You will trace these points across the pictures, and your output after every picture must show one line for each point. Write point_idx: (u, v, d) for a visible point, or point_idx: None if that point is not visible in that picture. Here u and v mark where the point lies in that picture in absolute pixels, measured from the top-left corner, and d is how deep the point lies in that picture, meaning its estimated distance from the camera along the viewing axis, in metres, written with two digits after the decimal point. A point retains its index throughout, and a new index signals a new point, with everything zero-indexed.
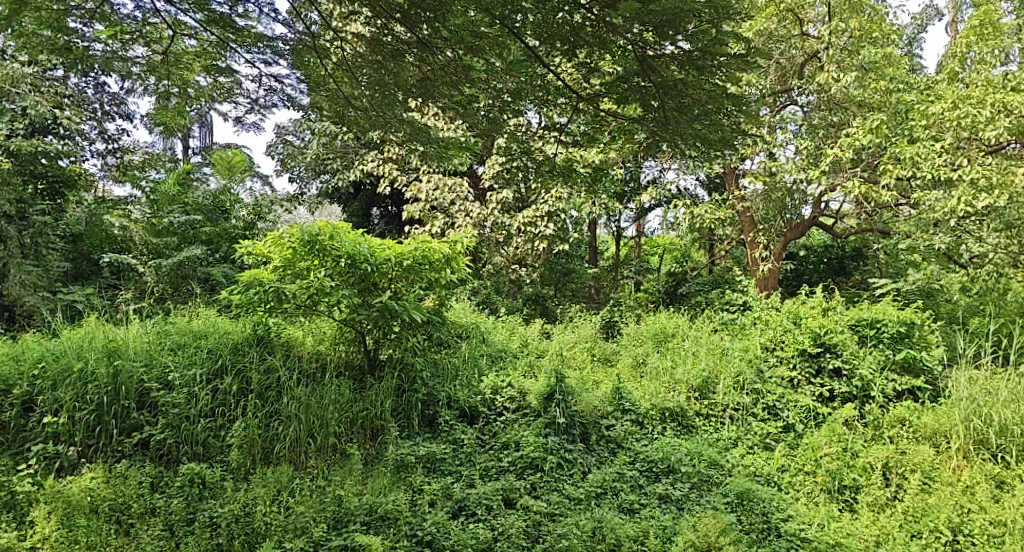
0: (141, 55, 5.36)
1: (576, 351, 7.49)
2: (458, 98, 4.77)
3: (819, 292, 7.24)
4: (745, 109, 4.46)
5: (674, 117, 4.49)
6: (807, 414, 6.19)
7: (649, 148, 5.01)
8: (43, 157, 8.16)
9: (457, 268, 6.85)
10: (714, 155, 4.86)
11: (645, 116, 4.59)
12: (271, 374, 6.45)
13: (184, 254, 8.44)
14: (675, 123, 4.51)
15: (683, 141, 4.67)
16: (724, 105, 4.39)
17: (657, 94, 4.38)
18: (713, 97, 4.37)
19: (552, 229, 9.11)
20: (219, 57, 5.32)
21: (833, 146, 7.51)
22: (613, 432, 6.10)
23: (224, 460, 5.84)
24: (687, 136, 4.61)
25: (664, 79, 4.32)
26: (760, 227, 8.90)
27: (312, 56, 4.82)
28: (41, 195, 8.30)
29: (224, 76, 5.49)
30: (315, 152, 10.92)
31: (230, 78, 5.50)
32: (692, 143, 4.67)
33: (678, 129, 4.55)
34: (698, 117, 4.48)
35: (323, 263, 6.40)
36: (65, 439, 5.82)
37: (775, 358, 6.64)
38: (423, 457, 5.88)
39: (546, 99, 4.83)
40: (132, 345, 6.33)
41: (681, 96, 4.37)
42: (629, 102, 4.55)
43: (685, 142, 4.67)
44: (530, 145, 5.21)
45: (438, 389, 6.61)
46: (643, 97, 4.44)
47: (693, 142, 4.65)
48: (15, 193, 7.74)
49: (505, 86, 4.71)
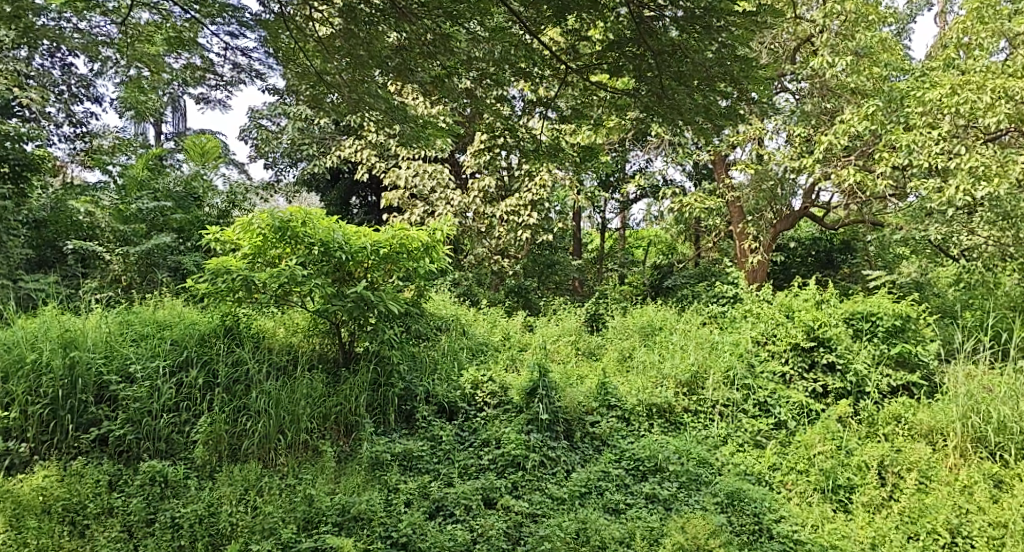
0: (107, 30, 5.07)
1: (560, 345, 7.22)
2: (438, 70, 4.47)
3: (812, 285, 7.00)
4: (747, 78, 4.20)
5: (672, 87, 4.22)
6: (800, 410, 5.94)
7: (641, 125, 4.75)
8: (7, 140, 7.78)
9: (437, 257, 6.53)
10: (714, 133, 4.60)
11: (640, 87, 4.32)
12: (239, 367, 6.12)
13: (153, 241, 8.06)
14: (672, 95, 4.24)
15: (679, 117, 4.41)
16: (726, 74, 4.13)
17: (654, 62, 4.12)
18: (715, 64, 4.11)
19: (536, 219, 8.83)
20: (185, 31, 4.99)
21: (827, 132, 7.27)
22: (598, 428, 5.84)
23: (188, 457, 5.51)
24: (685, 111, 4.34)
25: (662, 44, 4.06)
26: (749, 218, 8.66)
27: (283, 26, 4.50)
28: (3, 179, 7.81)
29: (195, 55, 5.18)
30: (290, 136, 10.50)
31: (202, 59, 5.20)
32: (690, 118, 4.40)
33: (675, 104, 4.28)
34: (698, 87, 4.21)
35: (295, 251, 6.07)
36: (16, 435, 5.45)
37: (767, 352, 6.41)
38: (399, 454, 5.59)
39: (532, 72, 4.55)
40: (91, 336, 5.96)
41: (681, 64, 4.11)
42: (623, 72, 4.28)
43: (683, 117, 4.40)
44: (514, 124, 4.91)
45: (416, 383, 6.31)
46: (639, 66, 4.17)
47: (691, 118, 4.38)
48: None
49: (490, 60, 4.43)
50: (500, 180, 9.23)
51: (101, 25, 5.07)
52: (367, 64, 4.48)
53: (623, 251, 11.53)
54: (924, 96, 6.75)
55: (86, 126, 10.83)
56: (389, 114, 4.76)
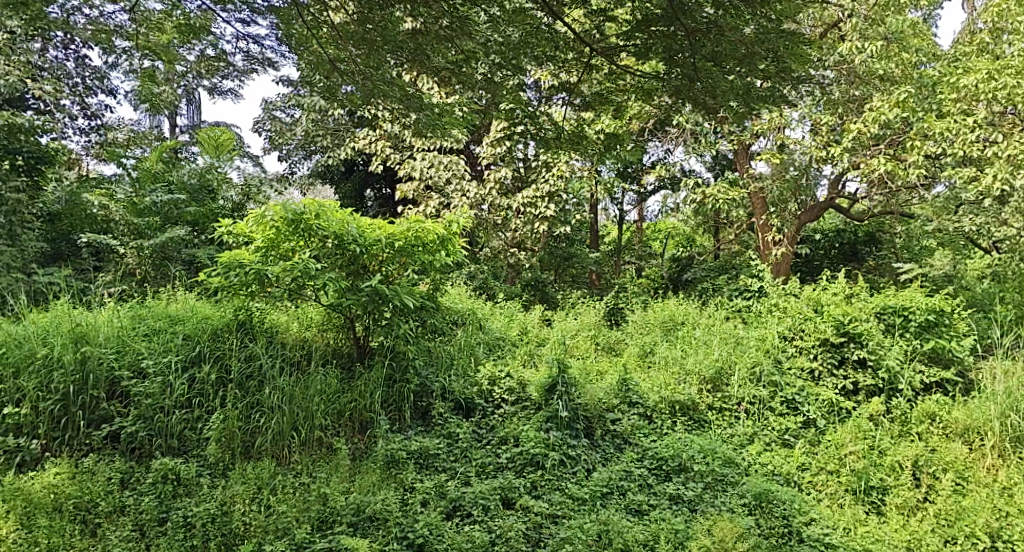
0: (123, 23, 5.02)
1: (579, 340, 7.05)
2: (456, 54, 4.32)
3: (840, 279, 6.79)
4: (786, 59, 3.99)
5: (705, 68, 4.02)
6: (829, 408, 5.74)
7: (670, 110, 4.55)
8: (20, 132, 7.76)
9: (453, 250, 6.37)
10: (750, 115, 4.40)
11: (671, 70, 4.12)
12: (252, 362, 5.98)
13: (168, 234, 7.94)
14: (705, 77, 4.05)
15: (712, 100, 4.21)
16: (763, 54, 3.93)
17: (687, 42, 3.91)
18: (751, 45, 3.91)
19: (553, 211, 8.65)
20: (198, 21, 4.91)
21: (855, 121, 7.05)
22: (619, 426, 5.67)
23: (201, 455, 5.40)
24: (717, 94, 4.15)
25: (697, 23, 3.85)
26: (772, 209, 8.44)
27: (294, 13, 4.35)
28: (18, 171, 7.79)
29: (209, 47, 5.13)
30: (303, 128, 10.29)
31: (217, 52, 5.14)
32: (722, 102, 4.21)
33: (708, 87, 4.09)
34: (732, 68, 4.02)
35: (309, 245, 5.94)
36: (27, 432, 5.36)
37: (794, 348, 6.20)
38: (415, 452, 5.45)
39: (553, 56, 4.38)
40: (103, 330, 5.84)
41: (716, 44, 3.90)
42: (652, 53, 4.08)
43: (715, 102, 4.21)
44: (533, 111, 4.73)
45: (432, 379, 6.16)
46: (669, 47, 3.98)
47: (723, 102, 4.19)
48: None
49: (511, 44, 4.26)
50: (516, 171, 9.05)
51: (117, 17, 5.01)
52: (381, 50, 4.32)
53: (641, 244, 11.34)
54: (959, 82, 6.53)
55: (101, 118, 10.73)
56: (403, 102, 4.59)
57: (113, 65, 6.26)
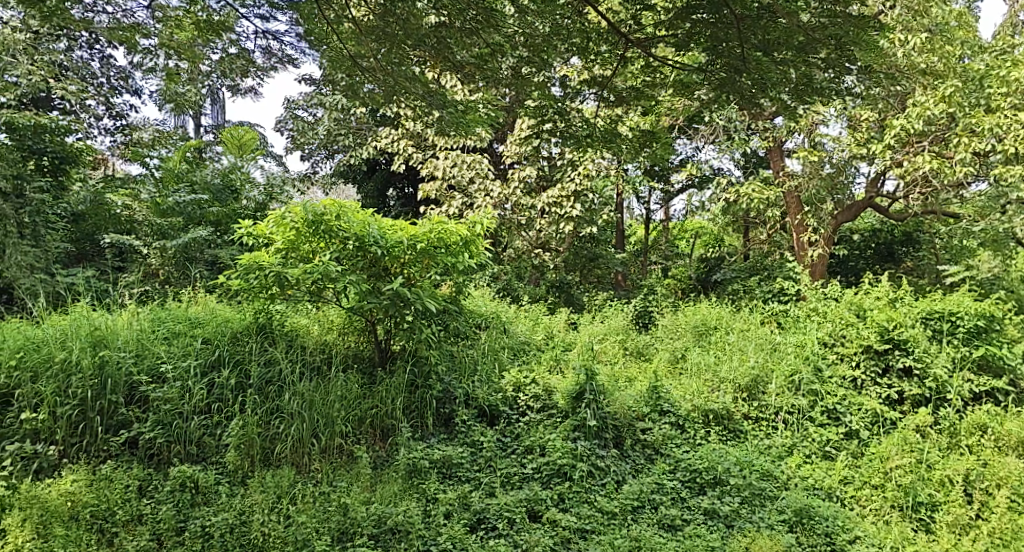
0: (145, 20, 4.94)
1: (607, 344, 6.83)
2: (484, 46, 4.13)
3: (884, 282, 6.48)
4: (849, 46, 3.74)
5: (755, 59, 3.80)
6: (873, 419, 5.46)
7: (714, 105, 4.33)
8: (45, 132, 7.68)
9: (476, 252, 6.17)
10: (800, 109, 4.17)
11: (716, 60, 3.89)
12: (272, 366, 5.82)
13: (190, 235, 7.81)
14: (754, 68, 3.82)
15: (761, 91, 3.98)
16: (820, 43, 3.69)
17: (736, 31, 3.68)
18: (808, 34, 3.68)
19: (579, 211, 8.42)
20: (219, 18, 4.79)
21: (898, 117, 6.75)
22: (650, 436, 5.44)
23: (220, 462, 5.25)
24: (766, 85, 3.92)
25: (747, 9, 3.62)
26: (807, 209, 8.15)
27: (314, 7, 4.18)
28: (43, 172, 7.72)
29: (230, 47, 5.05)
30: (325, 128, 10.21)
31: (238, 51, 5.06)
32: (770, 93, 3.98)
33: (755, 80, 3.88)
34: (783, 57, 3.78)
35: (329, 246, 5.78)
36: (45, 438, 5.23)
37: (835, 355, 5.92)
38: (438, 461, 5.26)
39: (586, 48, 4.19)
40: (122, 334, 5.70)
41: (768, 31, 3.67)
42: (694, 44, 3.86)
43: (764, 94, 3.98)
44: (563, 107, 4.55)
45: (456, 385, 5.97)
46: (714, 35, 3.75)
47: (772, 94, 3.96)
48: (12, 168, 7.22)
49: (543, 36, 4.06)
50: (542, 169, 8.83)
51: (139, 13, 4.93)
52: (405, 44, 4.12)
53: (667, 244, 11.08)
54: (1009, 76, 6.24)
55: (126, 118, 10.67)
56: (426, 99, 4.41)
57: (131, 63, 6.15)
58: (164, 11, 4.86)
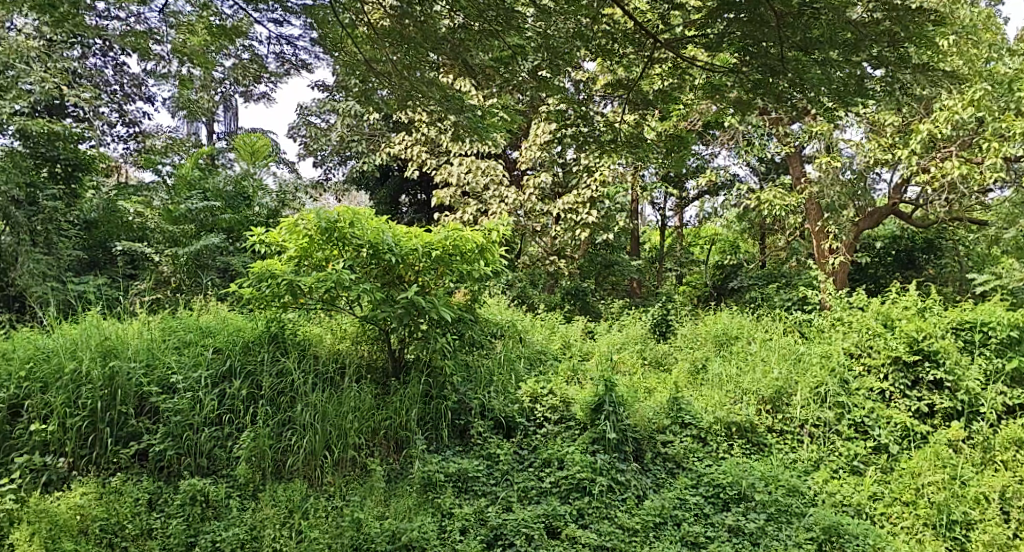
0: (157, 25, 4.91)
1: (625, 354, 6.68)
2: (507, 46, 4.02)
3: (911, 291, 6.30)
4: (901, 41, 3.70)
5: (794, 58, 3.68)
6: (902, 433, 5.29)
7: (745, 108, 4.20)
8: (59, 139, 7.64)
9: (492, 259, 6.04)
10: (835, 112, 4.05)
11: (749, 60, 3.77)
12: (284, 377, 5.70)
13: (202, 242, 7.72)
14: (791, 69, 3.71)
15: (798, 92, 3.85)
16: (876, 39, 3.64)
17: (777, 29, 3.57)
18: (859, 29, 3.57)
19: (595, 217, 8.27)
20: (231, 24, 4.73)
21: (925, 121, 6.59)
22: (671, 449, 5.29)
23: (231, 475, 5.13)
24: (803, 86, 3.79)
25: (788, 6, 3.50)
26: (828, 216, 7.98)
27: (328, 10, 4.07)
28: (55, 180, 7.67)
29: (243, 53, 5.00)
30: (338, 133, 10.08)
31: (251, 57, 5.01)
32: (808, 95, 3.85)
33: (791, 81, 3.76)
34: (824, 56, 3.67)
35: (343, 254, 5.66)
36: (54, 450, 5.12)
37: (862, 366, 5.75)
38: (454, 475, 5.13)
39: (610, 49, 4.08)
40: (132, 344, 5.60)
41: (809, 29, 3.57)
42: (730, 42, 3.73)
43: (801, 94, 3.85)
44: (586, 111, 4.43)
45: (471, 396, 5.83)
46: (752, 34, 3.64)
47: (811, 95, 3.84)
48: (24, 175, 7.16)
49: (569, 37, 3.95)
50: (557, 175, 8.71)
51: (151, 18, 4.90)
52: (422, 47, 4.02)
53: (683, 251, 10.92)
54: None
55: (139, 125, 10.62)
56: (442, 103, 4.31)
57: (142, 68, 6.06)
58: (175, 15, 4.81)
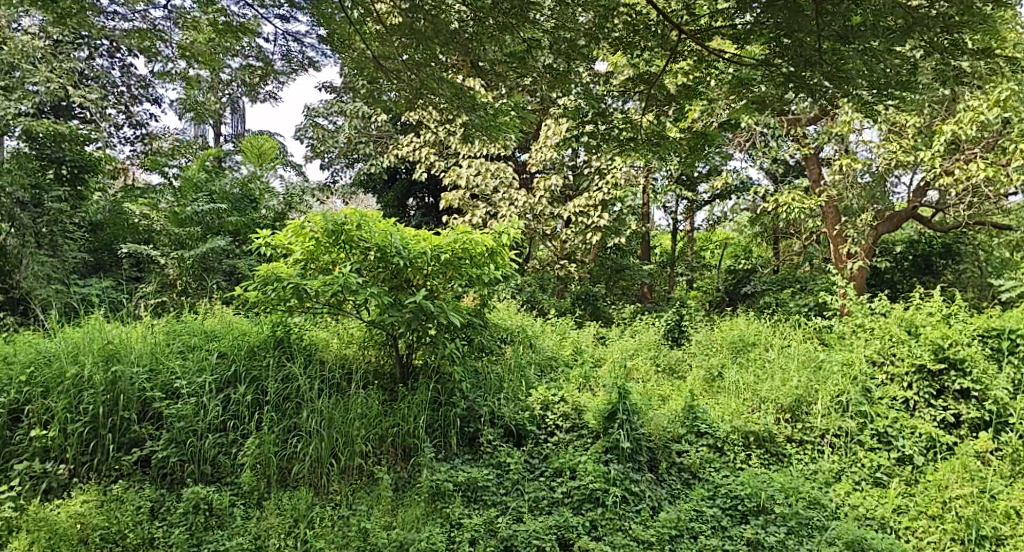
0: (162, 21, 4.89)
1: (638, 360, 6.53)
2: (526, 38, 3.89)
3: (935, 297, 6.12)
4: (958, 28, 3.48)
5: (835, 49, 3.53)
6: (927, 444, 5.13)
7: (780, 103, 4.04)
8: (65, 141, 7.55)
9: (502, 263, 5.89)
10: (871, 107, 3.90)
11: (782, 51, 3.65)
12: (289, 382, 5.55)
13: (207, 245, 7.59)
14: (824, 63, 3.59)
15: (832, 85, 3.70)
16: (930, 25, 3.44)
17: (815, 17, 3.44)
18: (911, 17, 3.44)
19: (607, 220, 8.11)
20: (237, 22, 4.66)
21: (947, 122, 6.43)
22: (687, 459, 5.13)
23: (235, 483, 5.00)
24: (836, 79, 3.66)
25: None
26: (845, 220, 7.83)
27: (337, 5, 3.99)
28: (61, 182, 7.57)
29: (251, 55, 5.01)
30: (346, 134, 9.95)
31: (258, 61, 5.03)
32: (845, 88, 3.71)
33: (827, 74, 3.65)
34: (866, 46, 3.52)
35: (350, 257, 5.53)
36: (54, 456, 4.99)
37: (884, 375, 5.59)
38: (463, 484, 4.98)
39: (630, 42, 3.95)
40: (135, 348, 5.46)
41: (847, 18, 3.45)
42: (760, 31, 3.63)
43: (834, 88, 3.72)
44: (604, 108, 4.38)
45: (480, 403, 5.67)
46: (787, 26, 3.51)
47: (846, 87, 3.70)
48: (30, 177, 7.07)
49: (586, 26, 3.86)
50: (568, 177, 8.56)
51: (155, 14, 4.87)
52: (434, 42, 3.90)
53: (694, 255, 10.77)
54: None
55: (146, 127, 10.50)
56: (454, 101, 4.20)
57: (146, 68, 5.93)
58: (181, 14, 4.79)
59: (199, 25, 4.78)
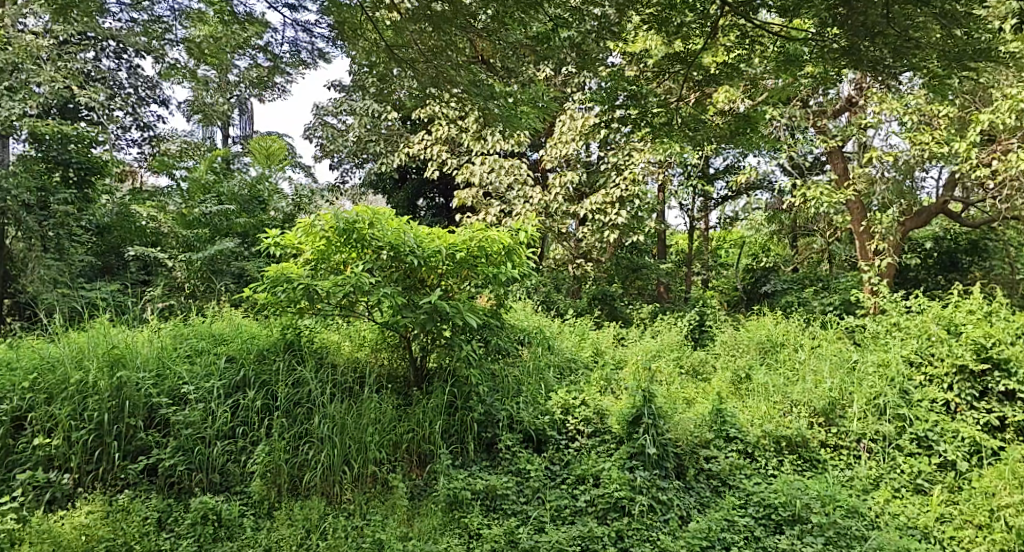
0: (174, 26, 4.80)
1: (661, 362, 6.30)
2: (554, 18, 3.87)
3: (975, 294, 5.86)
4: None
5: (903, 12, 3.47)
6: (971, 448, 4.90)
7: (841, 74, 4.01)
8: (73, 143, 7.38)
9: (519, 262, 5.65)
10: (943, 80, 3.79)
11: (840, 20, 3.59)
12: (300, 387, 5.34)
13: (217, 246, 7.41)
14: (882, 32, 3.54)
15: (894, 57, 3.64)
16: None
17: None
18: None
19: (625, 218, 7.86)
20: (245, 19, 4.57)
21: (984, 111, 6.22)
22: (715, 466, 4.91)
23: (244, 492, 4.80)
24: (904, 48, 3.57)
25: None
26: (871, 215, 7.61)
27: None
28: (68, 185, 7.41)
29: (259, 56, 4.90)
30: (355, 134, 9.76)
31: (268, 61, 4.92)
32: (912, 60, 3.63)
33: (893, 44, 3.58)
34: (942, 10, 3.44)
35: (362, 256, 5.33)
36: (59, 465, 4.79)
37: (923, 376, 5.38)
38: (481, 492, 4.77)
39: (665, 17, 3.95)
40: (141, 352, 5.26)
41: None
42: (816, 2, 3.56)
43: (899, 59, 3.63)
44: (636, 90, 4.35)
45: (498, 407, 5.43)
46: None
47: (912, 59, 3.63)
48: (36, 180, 6.91)
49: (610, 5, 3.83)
50: (584, 173, 8.34)
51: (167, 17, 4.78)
52: (453, 24, 3.86)
53: (711, 254, 10.53)
54: None
55: (153, 129, 10.31)
56: (471, 89, 4.12)
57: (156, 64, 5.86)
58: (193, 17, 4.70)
59: (207, 17, 4.63)
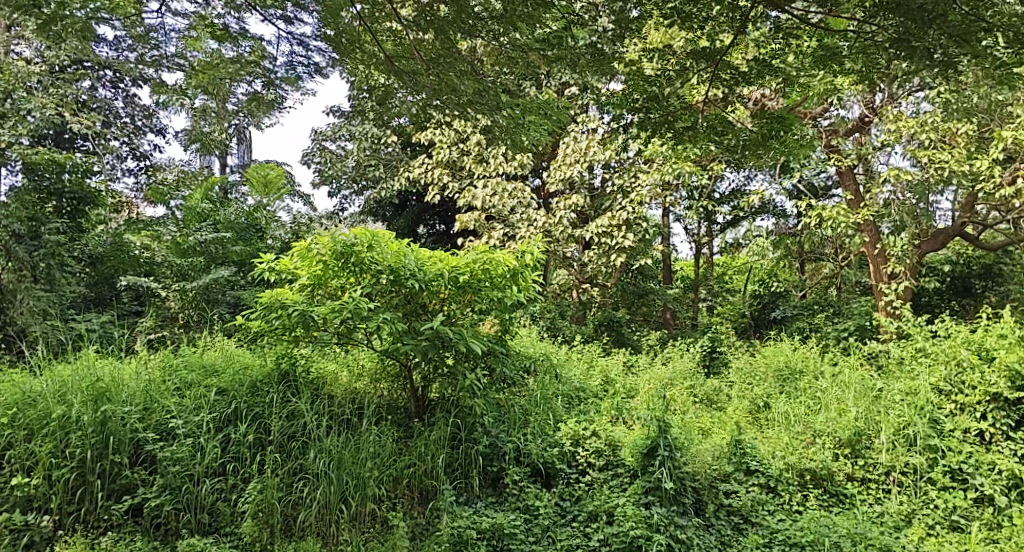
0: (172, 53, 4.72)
1: (675, 391, 6.03)
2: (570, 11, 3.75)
3: (1007, 317, 5.56)
4: None
5: None
6: (1010, 482, 4.65)
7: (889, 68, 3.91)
8: (66, 173, 7.05)
9: (525, 285, 5.39)
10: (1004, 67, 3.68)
11: (892, 7, 3.49)
12: (295, 420, 5.04)
13: (212, 275, 7.13)
14: (943, 14, 3.41)
15: (954, 43, 3.48)
16: None
17: None
18: None
19: (633, 241, 7.59)
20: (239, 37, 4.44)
21: (1007, 127, 6.07)
22: (736, 501, 4.62)
23: (235, 533, 4.49)
24: (960, 35, 3.44)
25: None
26: (886, 236, 7.36)
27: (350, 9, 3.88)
28: (60, 214, 7.16)
29: (257, 80, 4.72)
30: (354, 158, 9.55)
31: (265, 83, 4.71)
32: (971, 48, 3.49)
33: (950, 33, 3.46)
34: None
35: (360, 281, 5.07)
36: (38, 506, 4.46)
37: (954, 405, 5.12)
38: (488, 531, 4.45)
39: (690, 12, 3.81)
40: (127, 385, 4.95)
41: None
42: None
43: (959, 46, 3.49)
44: (656, 92, 4.23)
45: (504, 440, 5.14)
46: None
47: (969, 47, 3.49)
48: (26, 209, 6.64)
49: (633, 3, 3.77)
50: (589, 196, 8.12)
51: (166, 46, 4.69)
52: (458, 27, 3.74)
53: (717, 280, 10.27)
54: None
55: (150, 158, 10.12)
56: (475, 99, 4.03)
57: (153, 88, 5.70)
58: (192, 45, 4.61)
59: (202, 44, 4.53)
